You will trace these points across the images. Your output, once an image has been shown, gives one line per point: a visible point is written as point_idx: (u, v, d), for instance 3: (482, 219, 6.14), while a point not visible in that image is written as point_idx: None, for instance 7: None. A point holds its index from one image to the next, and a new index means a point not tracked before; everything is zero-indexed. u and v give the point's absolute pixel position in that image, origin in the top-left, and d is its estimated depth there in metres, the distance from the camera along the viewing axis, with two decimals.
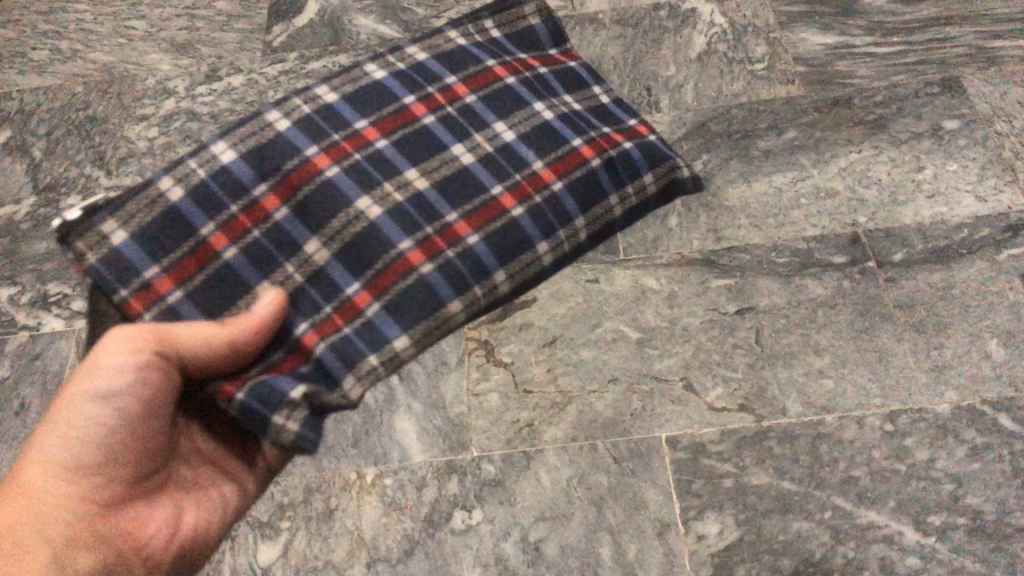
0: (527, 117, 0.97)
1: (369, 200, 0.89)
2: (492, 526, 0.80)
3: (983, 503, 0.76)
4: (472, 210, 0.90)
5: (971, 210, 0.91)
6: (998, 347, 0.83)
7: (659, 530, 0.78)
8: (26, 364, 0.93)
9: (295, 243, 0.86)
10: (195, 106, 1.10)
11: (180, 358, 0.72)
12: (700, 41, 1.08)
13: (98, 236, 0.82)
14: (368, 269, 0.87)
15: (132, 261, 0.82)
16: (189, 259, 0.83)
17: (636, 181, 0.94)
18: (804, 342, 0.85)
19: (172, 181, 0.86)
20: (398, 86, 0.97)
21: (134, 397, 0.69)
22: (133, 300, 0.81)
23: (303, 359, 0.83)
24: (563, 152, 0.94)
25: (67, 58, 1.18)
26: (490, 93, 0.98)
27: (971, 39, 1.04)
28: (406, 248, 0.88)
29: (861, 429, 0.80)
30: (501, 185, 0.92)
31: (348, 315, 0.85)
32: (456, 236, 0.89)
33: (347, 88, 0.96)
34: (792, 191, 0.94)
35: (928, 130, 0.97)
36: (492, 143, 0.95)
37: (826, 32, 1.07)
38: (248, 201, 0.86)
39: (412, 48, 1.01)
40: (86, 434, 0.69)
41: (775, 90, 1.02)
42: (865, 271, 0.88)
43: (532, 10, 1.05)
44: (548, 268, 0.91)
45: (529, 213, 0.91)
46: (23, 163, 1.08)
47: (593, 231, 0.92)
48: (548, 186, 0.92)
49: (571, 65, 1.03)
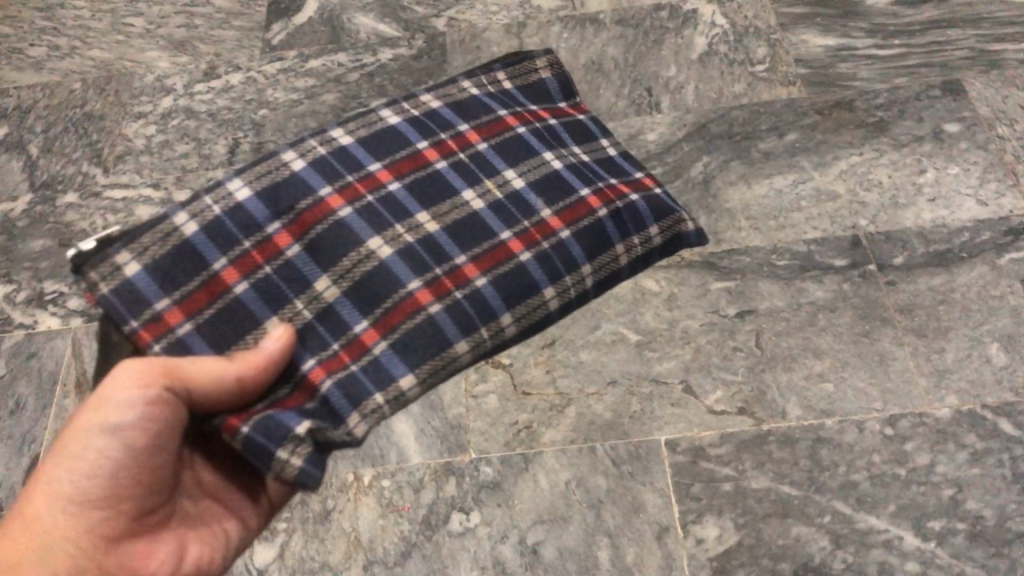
0: (538, 166, 0.80)
1: (381, 240, 0.71)
2: (489, 529, 0.79)
3: (983, 508, 0.76)
4: (481, 250, 0.73)
5: (972, 214, 0.91)
6: (999, 352, 0.83)
7: (657, 533, 0.78)
8: (22, 362, 0.92)
9: (304, 280, 0.68)
10: (194, 104, 1.10)
11: (189, 396, 0.60)
12: (701, 42, 1.07)
13: (106, 265, 0.64)
14: (376, 304, 0.69)
15: (142, 290, 0.64)
16: (200, 291, 0.65)
17: (639, 233, 0.79)
18: (805, 345, 0.85)
19: (184, 212, 0.67)
20: (409, 129, 0.79)
21: (144, 433, 0.59)
22: (141, 332, 0.63)
23: (310, 397, 0.65)
24: (570, 200, 0.78)
25: (65, 55, 1.17)
26: (503, 145, 0.80)
27: (972, 42, 1.04)
28: (411, 286, 0.70)
29: (861, 433, 0.80)
30: (508, 230, 0.75)
31: (356, 351, 0.68)
32: (463, 278, 0.71)
33: (362, 132, 0.77)
34: (792, 194, 0.94)
35: (929, 133, 0.97)
36: (501, 189, 0.77)
37: (828, 34, 1.06)
38: (263, 235, 0.68)
39: (424, 96, 0.83)
40: (91, 469, 0.59)
41: (776, 92, 1.02)
42: (865, 274, 0.88)
43: (543, 62, 0.90)
44: (553, 314, 0.74)
45: (539, 260, 0.74)
46: (19, 160, 1.08)
47: (600, 278, 0.77)
48: (556, 234, 0.75)
49: (580, 119, 0.88)
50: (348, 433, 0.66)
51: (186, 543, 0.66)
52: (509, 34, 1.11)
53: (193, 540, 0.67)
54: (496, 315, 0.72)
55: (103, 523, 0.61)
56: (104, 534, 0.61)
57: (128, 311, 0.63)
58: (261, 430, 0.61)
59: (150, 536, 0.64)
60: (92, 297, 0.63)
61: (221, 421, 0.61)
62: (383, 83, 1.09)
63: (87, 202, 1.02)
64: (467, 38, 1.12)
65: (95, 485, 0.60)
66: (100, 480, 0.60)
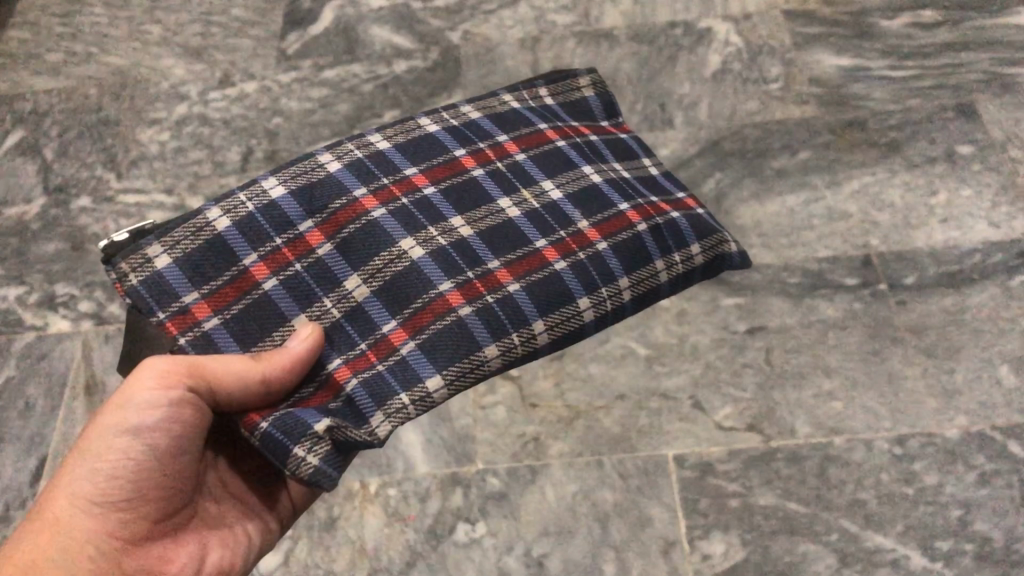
0: (576, 178, 0.66)
1: (414, 240, 0.60)
2: (495, 540, 0.79)
3: (992, 529, 0.76)
4: (514, 256, 0.61)
5: (983, 236, 0.91)
6: (1009, 373, 0.83)
7: (664, 548, 0.78)
8: (32, 364, 0.92)
9: (335, 278, 0.58)
10: (208, 112, 1.11)
11: (214, 398, 0.53)
12: (714, 60, 1.08)
13: (137, 255, 0.57)
14: (399, 306, 0.58)
15: (170, 282, 0.56)
16: (229, 285, 0.57)
17: (680, 248, 0.65)
18: (815, 363, 0.85)
19: (217, 209, 0.59)
20: (447, 138, 0.67)
21: (168, 433, 0.54)
22: (166, 324, 0.56)
23: (335, 395, 0.55)
24: (610, 211, 0.64)
25: (82, 61, 1.18)
26: (543, 155, 0.68)
27: (986, 65, 1.04)
28: (441, 287, 0.58)
29: (870, 452, 0.80)
30: (543, 238, 0.62)
31: (382, 350, 0.56)
32: (495, 282, 0.59)
33: (400, 138, 0.66)
34: (804, 212, 0.95)
35: (941, 154, 0.97)
36: (537, 199, 0.64)
37: (841, 54, 1.07)
38: (295, 232, 0.59)
39: (463, 108, 0.71)
40: (113, 469, 0.53)
41: (789, 110, 1.03)
42: (876, 294, 0.88)
43: (586, 81, 0.77)
44: (587, 327, 0.61)
45: (573, 269, 0.61)
46: (33, 163, 1.08)
47: (637, 293, 0.62)
48: (593, 246, 0.62)
49: (621, 137, 0.75)
50: (371, 434, 0.53)
51: (204, 549, 0.58)
52: (524, 49, 1.12)
53: (213, 545, 0.59)
54: (527, 320, 0.59)
55: (126, 525, 0.54)
56: (127, 537, 0.54)
57: (155, 300, 0.56)
58: (280, 426, 0.52)
59: (171, 539, 0.57)
60: (120, 288, 0.56)
61: (241, 414, 0.54)
62: (397, 95, 1.10)
63: (101, 207, 1.03)
64: (481, 52, 1.13)
65: (118, 487, 0.53)
66: (126, 480, 0.54)
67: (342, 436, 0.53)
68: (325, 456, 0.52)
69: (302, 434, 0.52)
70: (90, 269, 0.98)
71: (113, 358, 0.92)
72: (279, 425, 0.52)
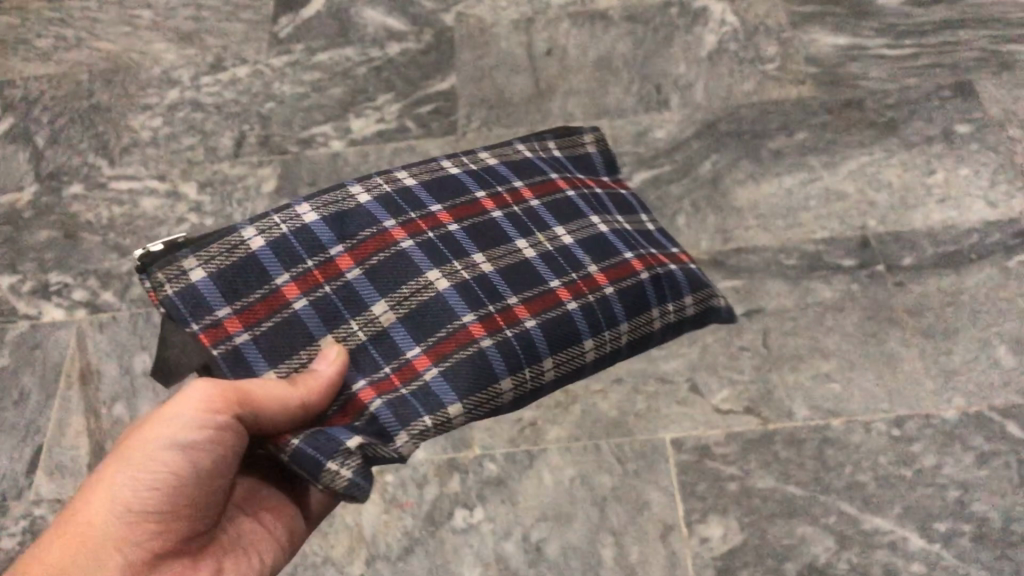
0: (586, 225, 0.66)
1: (438, 270, 0.59)
2: (492, 525, 0.79)
3: (990, 511, 0.76)
4: (532, 292, 0.60)
5: (981, 216, 0.91)
6: (1007, 354, 0.82)
7: (662, 532, 0.77)
8: (26, 354, 0.92)
9: (362, 303, 0.57)
10: (200, 97, 1.10)
11: (257, 423, 0.51)
12: (710, 40, 1.07)
13: (173, 266, 0.55)
14: (424, 334, 0.57)
15: (205, 294, 0.55)
16: (263, 303, 0.56)
17: (674, 298, 0.65)
18: (812, 345, 0.85)
19: (251, 228, 0.58)
20: (469, 179, 0.66)
21: (209, 454, 0.52)
22: (200, 335, 0.54)
23: (357, 415, 0.54)
24: (616, 257, 0.64)
25: (72, 46, 1.17)
26: (558, 203, 0.67)
27: (984, 43, 1.03)
28: (464, 318, 0.57)
29: (867, 434, 0.80)
30: (557, 277, 0.61)
31: (406, 374, 0.55)
32: (514, 316, 0.59)
33: (424, 177, 0.65)
34: (801, 193, 0.94)
35: (939, 134, 0.97)
36: (551, 242, 0.64)
37: (838, 33, 1.06)
38: (326, 255, 0.58)
39: (482, 154, 0.70)
40: (150, 482, 0.51)
41: (785, 90, 1.02)
42: (873, 275, 0.88)
43: (590, 138, 0.76)
44: (587, 368, 0.60)
45: (583, 308, 0.60)
46: (24, 151, 1.07)
47: (636, 339, 0.62)
48: (604, 289, 0.62)
49: (622, 193, 0.75)
50: (394, 451, 0.53)
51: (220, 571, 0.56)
52: (518, 30, 1.11)
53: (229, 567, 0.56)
54: (538, 355, 0.58)
55: (153, 541, 0.51)
56: (151, 553, 0.51)
57: (189, 311, 0.54)
58: (312, 442, 0.52)
59: (191, 559, 0.54)
60: (154, 297, 0.55)
61: (270, 436, 0.53)
62: (390, 78, 1.09)
63: (92, 193, 1.02)
64: (475, 33, 1.12)
65: (154, 500, 0.51)
66: (161, 494, 0.51)
67: (372, 452, 0.52)
68: (357, 469, 0.51)
69: (333, 449, 0.51)
70: (83, 257, 0.97)
71: (108, 346, 0.91)
72: (310, 441, 0.52)
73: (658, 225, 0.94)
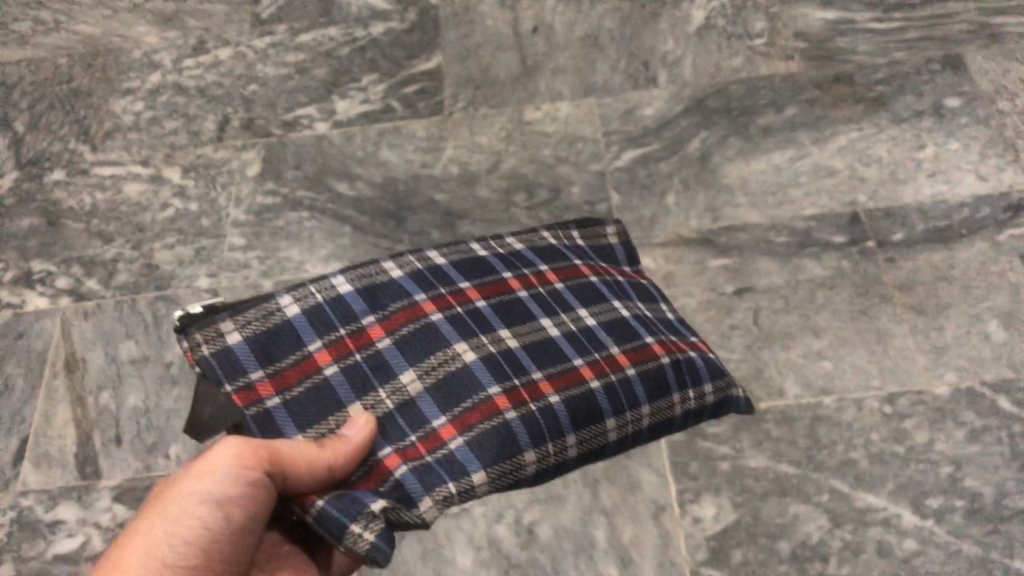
0: (609, 308, 0.73)
1: (466, 344, 0.66)
2: (484, 508, 0.78)
3: (982, 486, 0.75)
4: (556, 368, 0.67)
5: (971, 190, 0.90)
6: (998, 329, 0.82)
7: (654, 512, 0.77)
8: (10, 343, 0.90)
9: (391, 370, 0.63)
10: (182, 80, 1.08)
11: (285, 483, 0.54)
12: (698, 16, 1.06)
13: (210, 328, 0.60)
14: (451, 403, 0.62)
15: (240, 358, 0.60)
16: (295, 368, 0.61)
17: (694, 385, 0.71)
18: (803, 323, 0.84)
19: (288, 296, 0.64)
20: (496, 262, 0.74)
21: (241, 510, 0.53)
22: (233, 396, 0.59)
23: (382, 480, 0.58)
24: (638, 342, 0.71)
25: (51, 30, 1.15)
26: (580, 287, 0.74)
27: (973, 16, 1.02)
28: (490, 390, 0.63)
29: (859, 411, 0.79)
30: (581, 356, 0.68)
31: (431, 443, 0.60)
32: (538, 391, 0.65)
33: (454, 257, 0.73)
34: (791, 169, 0.94)
35: (929, 108, 0.96)
36: (574, 322, 0.71)
37: (827, 7, 1.05)
38: (358, 325, 0.65)
39: (509, 240, 0.77)
40: (186, 536, 0.51)
41: (774, 66, 1.01)
42: (864, 252, 0.87)
43: (612, 230, 0.82)
44: (610, 446, 0.66)
45: (605, 389, 0.66)
46: (4, 137, 1.06)
47: (656, 421, 0.68)
48: (624, 370, 0.68)
49: (644, 283, 0.80)
50: (420, 515, 0.57)
51: None
52: (504, 7, 1.10)
53: None
54: (562, 432, 0.64)
55: None
56: None
57: (224, 372, 0.59)
58: (337, 504, 0.55)
59: None
60: (191, 356, 0.60)
61: None
62: (374, 58, 1.08)
63: (74, 180, 1.01)
64: (460, 12, 1.10)
65: (190, 555, 0.51)
66: (196, 547, 0.51)
67: (394, 514, 0.57)
68: (379, 532, 0.55)
69: (358, 511, 0.55)
70: (67, 245, 0.96)
71: (92, 334, 0.90)
72: (336, 504, 0.55)
73: (648, 204, 0.93)
